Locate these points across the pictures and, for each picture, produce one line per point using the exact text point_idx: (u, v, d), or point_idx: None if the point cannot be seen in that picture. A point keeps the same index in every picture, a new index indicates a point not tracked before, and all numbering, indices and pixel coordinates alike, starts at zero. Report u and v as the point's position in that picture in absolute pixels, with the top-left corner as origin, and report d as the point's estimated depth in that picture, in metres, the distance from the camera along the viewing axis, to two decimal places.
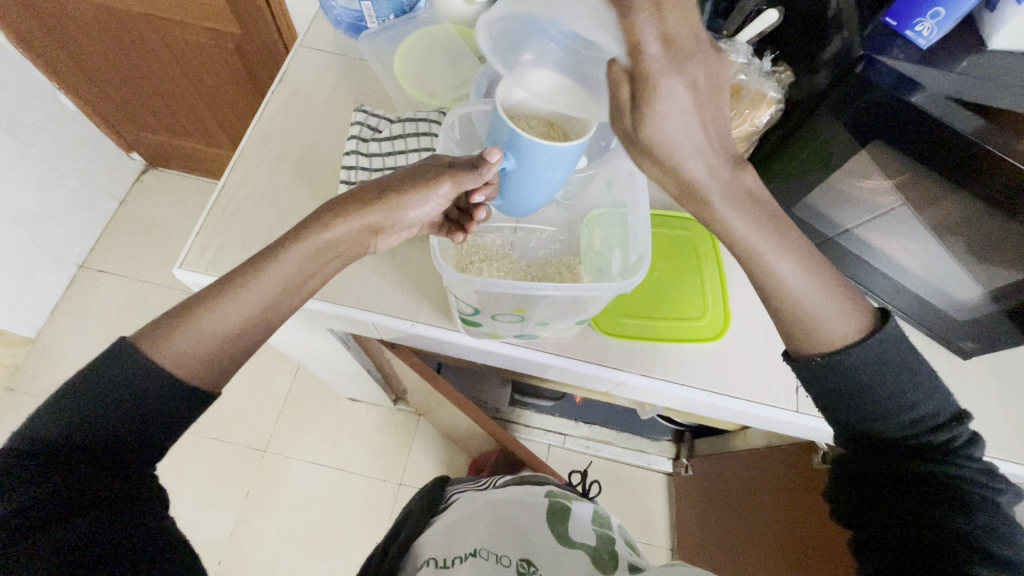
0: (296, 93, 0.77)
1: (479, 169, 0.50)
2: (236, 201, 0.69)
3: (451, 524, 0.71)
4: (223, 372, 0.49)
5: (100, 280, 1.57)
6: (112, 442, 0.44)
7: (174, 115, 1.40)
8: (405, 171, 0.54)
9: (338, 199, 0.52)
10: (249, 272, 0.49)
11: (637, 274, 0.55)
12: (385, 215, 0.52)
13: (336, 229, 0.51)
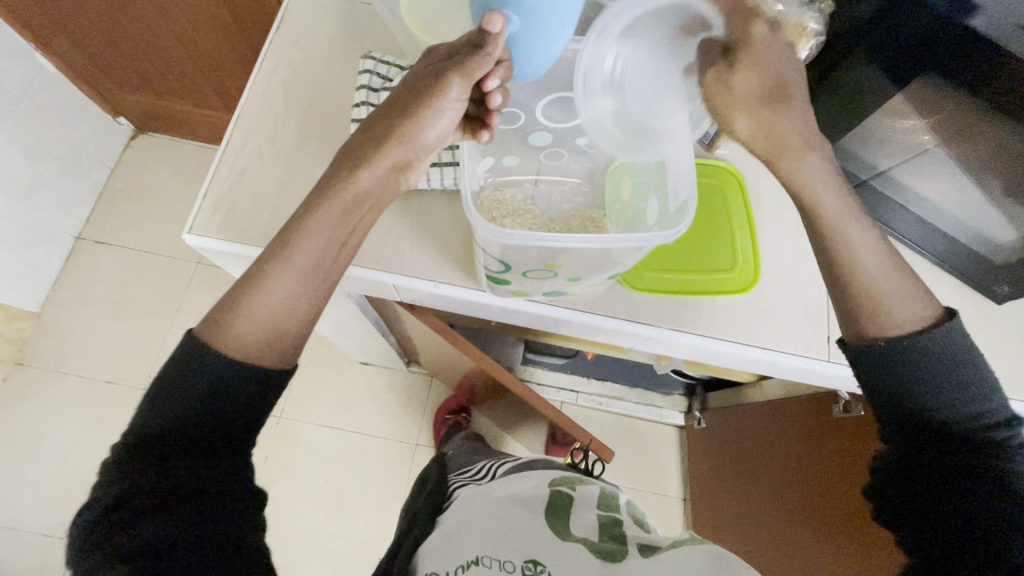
0: (296, 41, 0.71)
1: (484, 48, 0.44)
2: (244, 161, 0.65)
3: (456, 526, 0.71)
4: (290, 348, 0.49)
5: (99, 251, 1.53)
6: (205, 438, 0.46)
7: (162, 76, 1.33)
8: (407, 91, 0.49)
9: (353, 143, 0.50)
10: (285, 249, 0.48)
11: (683, 219, 0.52)
12: (404, 145, 0.49)
13: (359, 178, 0.49)
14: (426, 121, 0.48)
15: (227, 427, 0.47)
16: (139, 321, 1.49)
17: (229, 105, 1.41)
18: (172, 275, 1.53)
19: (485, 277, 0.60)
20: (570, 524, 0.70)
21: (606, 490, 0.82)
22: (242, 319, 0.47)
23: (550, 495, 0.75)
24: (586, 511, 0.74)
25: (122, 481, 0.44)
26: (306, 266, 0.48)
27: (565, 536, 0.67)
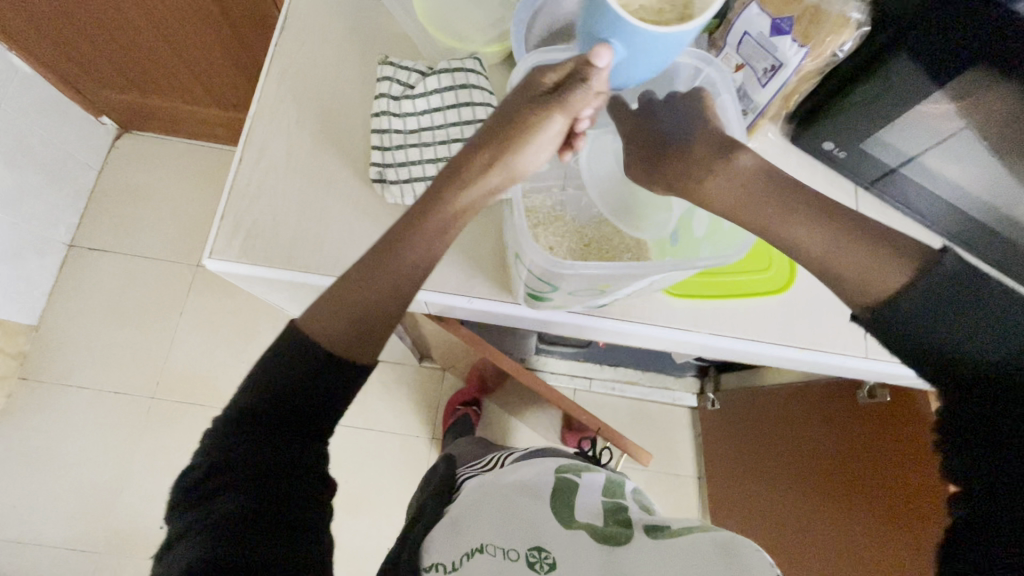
0: (302, 42, 0.67)
1: (588, 81, 0.44)
2: (261, 178, 0.62)
3: (461, 512, 0.70)
4: (374, 341, 0.47)
5: (93, 258, 1.49)
6: (292, 422, 0.48)
7: (147, 74, 1.26)
8: (515, 108, 0.46)
9: (450, 166, 0.48)
10: (390, 251, 0.47)
11: (741, 239, 0.53)
12: (507, 174, 0.48)
13: (467, 195, 0.47)
14: (531, 155, 0.47)
15: (309, 418, 0.49)
16: (141, 328, 1.45)
17: (220, 102, 1.36)
18: (171, 280, 1.49)
19: (524, 293, 0.58)
20: (574, 511, 0.70)
21: (610, 475, 0.82)
22: (350, 341, 0.47)
23: (555, 482, 0.75)
24: (591, 497, 0.74)
25: (223, 446, 0.48)
26: (402, 283, 0.47)
27: (569, 525, 0.67)
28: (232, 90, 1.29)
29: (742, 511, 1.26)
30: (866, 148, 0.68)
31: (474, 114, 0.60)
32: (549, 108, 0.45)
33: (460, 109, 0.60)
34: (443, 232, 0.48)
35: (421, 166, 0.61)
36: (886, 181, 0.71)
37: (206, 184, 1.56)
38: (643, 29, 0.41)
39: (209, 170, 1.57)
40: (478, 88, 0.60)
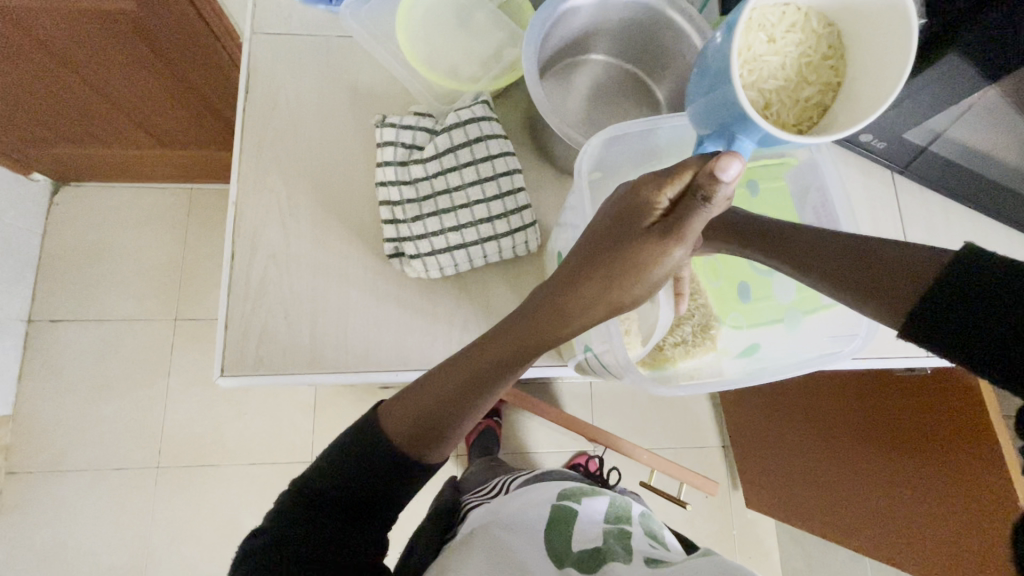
0: (277, 105, 0.58)
1: (711, 201, 0.32)
2: (260, 273, 0.55)
3: (444, 558, 0.54)
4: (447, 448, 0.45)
5: (59, 330, 1.36)
6: (353, 497, 0.45)
7: (76, 126, 1.11)
8: (614, 230, 0.36)
9: (542, 303, 0.39)
10: (470, 383, 0.41)
11: (851, 324, 0.52)
12: (611, 312, 0.38)
13: (559, 333, 0.39)
14: (642, 289, 0.37)
15: (370, 494, 0.45)
16: (128, 397, 1.35)
17: (163, 142, 1.21)
18: (150, 341, 1.38)
19: (580, 357, 0.54)
20: (568, 543, 0.53)
21: (614, 500, 0.64)
22: (437, 442, 0.43)
23: (547, 512, 0.58)
24: (590, 523, 0.58)
25: (284, 517, 0.45)
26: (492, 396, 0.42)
27: (561, 561, 0.50)
28: (173, 126, 1.15)
29: (778, 487, 1.25)
30: (900, 133, 0.64)
31: (494, 168, 0.54)
32: (663, 237, 0.35)
33: (476, 166, 0.54)
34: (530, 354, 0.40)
35: (443, 236, 0.54)
36: (918, 161, 0.67)
37: (165, 229, 1.42)
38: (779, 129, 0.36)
39: (165, 213, 1.43)
40: (493, 138, 0.54)
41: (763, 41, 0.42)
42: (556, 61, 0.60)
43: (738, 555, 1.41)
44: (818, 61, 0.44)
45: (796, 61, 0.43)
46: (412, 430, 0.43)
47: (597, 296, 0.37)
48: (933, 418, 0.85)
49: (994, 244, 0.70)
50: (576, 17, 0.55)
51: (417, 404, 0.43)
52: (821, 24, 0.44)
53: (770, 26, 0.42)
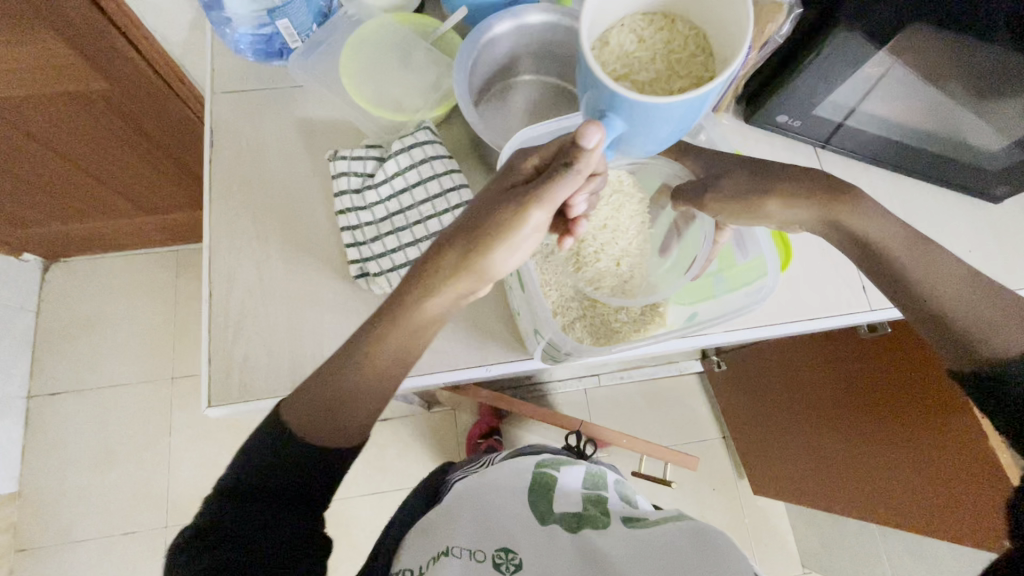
0: (240, 154, 0.64)
1: (573, 163, 0.39)
2: (238, 306, 0.59)
3: (434, 515, 0.60)
4: (340, 434, 0.46)
5: (60, 402, 1.38)
6: (270, 485, 0.45)
7: (63, 204, 1.17)
8: (486, 196, 0.44)
9: (417, 265, 0.45)
10: (362, 353, 0.45)
11: (762, 278, 0.58)
12: (477, 273, 0.44)
13: (433, 293, 0.44)
14: (501, 249, 0.43)
15: (286, 480, 0.45)
16: (132, 460, 1.36)
17: (147, 209, 1.27)
18: (150, 402, 1.40)
19: (541, 350, 0.59)
20: (551, 506, 0.63)
21: (592, 469, 0.73)
22: (335, 423, 0.45)
23: (532, 479, 0.67)
24: (571, 490, 0.67)
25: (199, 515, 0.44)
26: (390, 372, 0.46)
27: (545, 520, 0.60)
28: (154, 192, 1.21)
29: (778, 467, 1.27)
30: (816, 112, 0.70)
31: (441, 184, 0.59)
32: (523, 197, 0.41)
33: (424, 185, 0.59)
34: (418, 322, 0.46)
35: (402, 252, 0.59)
36: (837, 135, 0.73)
37: (156, 293, 1.47)
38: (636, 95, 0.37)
39: (155, 277, 1.47)
40: (437, 158, 0.60)
41: (633, 40, 0.46)
42: (489, 86, 0.67)
43: (752, 545, 1.41)
44: (686, 57, 0.46)
45: (665, 58, 0.47)
46: (313, 409, 0.45)
47: (463, 250, 0.43)
48: (902, 376, 0.89)
49: (921, 199, 0.75)
50: (498, 45, 0.62)
51: (314, 392, 0.45)
52: (690, 27, 0.47)
53: (639, 28, 0.46)
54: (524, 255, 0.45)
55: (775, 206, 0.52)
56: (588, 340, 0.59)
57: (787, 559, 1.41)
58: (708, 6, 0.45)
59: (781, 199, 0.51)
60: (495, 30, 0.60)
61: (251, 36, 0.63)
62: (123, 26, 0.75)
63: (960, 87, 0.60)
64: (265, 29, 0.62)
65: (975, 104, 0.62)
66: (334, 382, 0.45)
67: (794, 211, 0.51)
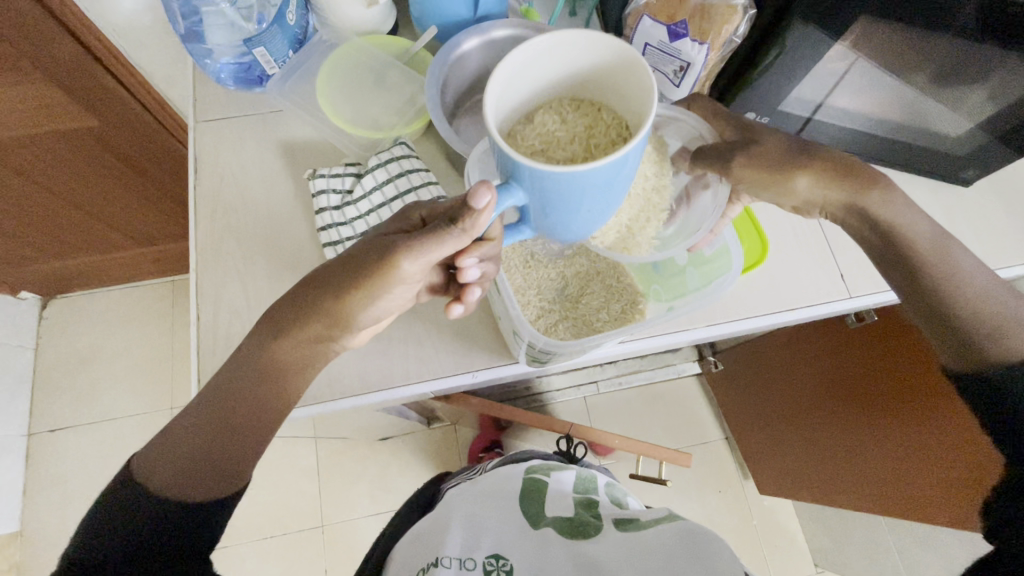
0: (223, 178, 0.66)
1: (456, 224, 0.42)
2: (226, 327, 0.60)
3: (424, 526, 0.63)
4: (216, 479, 0.45)
5: (59, 438, 1.37)
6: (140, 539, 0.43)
7: (58, 240, 1.19)
8: (373, 239, 0.46)
9: (295, 296, 0.47)
10: (240, 392, 0.46)
11: (729, 268, 0.59)
12: (345, 314, 0.46)
13: (301, 329, 0.46)
14: (370, 295, 0.45)
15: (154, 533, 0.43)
16: None
17: (142, 240, 1.29)
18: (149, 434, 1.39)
19: (525, 353, 0.59)
20: (543, 509, 0.66)
21: (582, 473, 0.76)
22: (210, 469, 0.44)
23: (522, 484, 0.70)
24: (562, 496, 0.70)
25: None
26: (243, 444, 0.46)
27: (537, 525, 0.63)
28: (149, 224, 1.23)
29: (779, 464, 1.26)
30: (785, 111, 0.71)
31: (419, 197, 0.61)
32: (401, 244, 0.44)
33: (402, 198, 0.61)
34: (271, 376, 0.46)
35: None
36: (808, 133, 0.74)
37: (153, 324, 1.48)
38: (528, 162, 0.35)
39: (152, 309, 1.49)
40: (413, 172, 0.62)
41: (555, 119, 0.44)
42: (464, 99, 0.68)
43: (763, 546, 1.40)
44: (604, 141, 0.43)
45: (584, 142, 0.44)
46: (175, 462, 0.44)
47: (328, 293, 0.46)
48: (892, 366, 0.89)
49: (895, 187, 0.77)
50: (468, 61, 0.65)
51: (181, 440, 0.45)
52: (615, 116, 0.44)
53: (562, 114, 0.45)
54: (388, 304, 0.48)
55: (806, 184, 0.50)
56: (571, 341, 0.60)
57: (800, 559, 1.39)
58: (626, 94, 0.42)
59: (810, 178, 0.50)
60: (464, 46, 0.63)
61: (233, 65, 0.65)
62: (108, 63, 0.78)
63: (917, 74, 0.62)
64: (245, 58, 0.64)
65: (935, 90, 0.64)
66: (187, 440, 0.44)
67: (822, 192, 0.51)
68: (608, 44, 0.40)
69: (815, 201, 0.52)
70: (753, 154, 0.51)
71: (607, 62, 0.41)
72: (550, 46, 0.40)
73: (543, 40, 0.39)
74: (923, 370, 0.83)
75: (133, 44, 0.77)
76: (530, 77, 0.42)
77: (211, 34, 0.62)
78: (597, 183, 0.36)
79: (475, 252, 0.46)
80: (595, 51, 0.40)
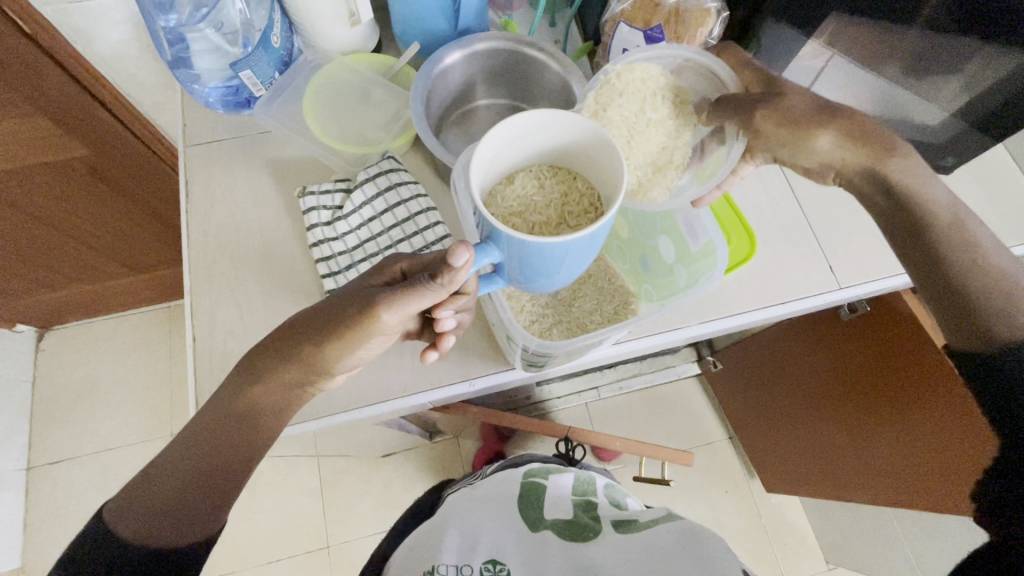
0: (214, 200, 0.67)
1: (433, 280, 0.45)
2: (222, 346, 0.60)
3: (420, 537, 0.63)
4: (193, 521, 0.44)
5: (59, 471, 1.36)
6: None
7: (52, 271, 1.19)
8: (350, 290, 0.49)
9: (275, 339, 0.49)
10: (226, 431, 0.46)
11: (715, 264, 0.58)
12: (318, 364, 0.48)
13: (276, 376, 0.48)
14: (345, 346, 0.47)
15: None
16: None
17: (135, 268, 1.29)
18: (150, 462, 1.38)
19: (521, 359, 0.60)
20: (541, 514, 0.67)
21: (580, 475, 0.77)
22: (189, 511, 0.44)
23: (521, 488, 0.71)
24: (560, 499, 0.71)
25: None
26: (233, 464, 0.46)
27: (536, 528, 0.64)
28: (142, 251, 1.23)
29: (784, 460, 1.26)
30: None
31: (408, 210, 0.62)
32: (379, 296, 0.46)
33: (392, 211, 0.62)
34: (260, 411, 0.48)
35: None
36: None
37: (149, 351, 1.47)
38: (505, 230, 0.39)
39: (148, 337, 1.49)
40: (402, 185, 0.63)
41: (532, 184, 0.49)
42: (450, 113, 0.70)
43: (772, 545, 1.39)
44: (575, 210, 0.48)
45: (559, 208, 0.49)
46: (152, 508, 0.43)
47: (308, 341, 0.47)
48: (887, 356, 0.89)
49: None
50: (451, 74, 0.66)
51: (161, 483, 0.44)
52: (589, 185, 0.49)
53: (540, 179, 0.49)
54: (370, 351, 0.50)
55: (828, 142, 0.51)
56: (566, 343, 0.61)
57: (811, 557, 1.38)
58: (599, 171, 0.47)
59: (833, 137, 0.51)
60: (445, 61, 0.64)
61: (221, 89, 0.66)
62: (97, 92, 0.79)
63: (890, 66, 0.63)
64: (233, 81, 0.65)
65: (909, 82, 0.64)
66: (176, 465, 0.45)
67: (841, 152, 0.51)
68: (589, 128, 0.43)
69: (833, 163, 0.52)
70: (777, 107, 0.52)
71: (584, 140, 0.45)
72: (537, 125, 0.44)
73: (529, 119, 0.43)
74: (919, 358, 0.83)
75: (120, 73, 0.78)
76: (515, 147, 0.46)
77: (198, 59, 0.62)
78: (564, 253, 0.40)
79: (450, 304, 0.50)
80: (575, 131, 0.44)
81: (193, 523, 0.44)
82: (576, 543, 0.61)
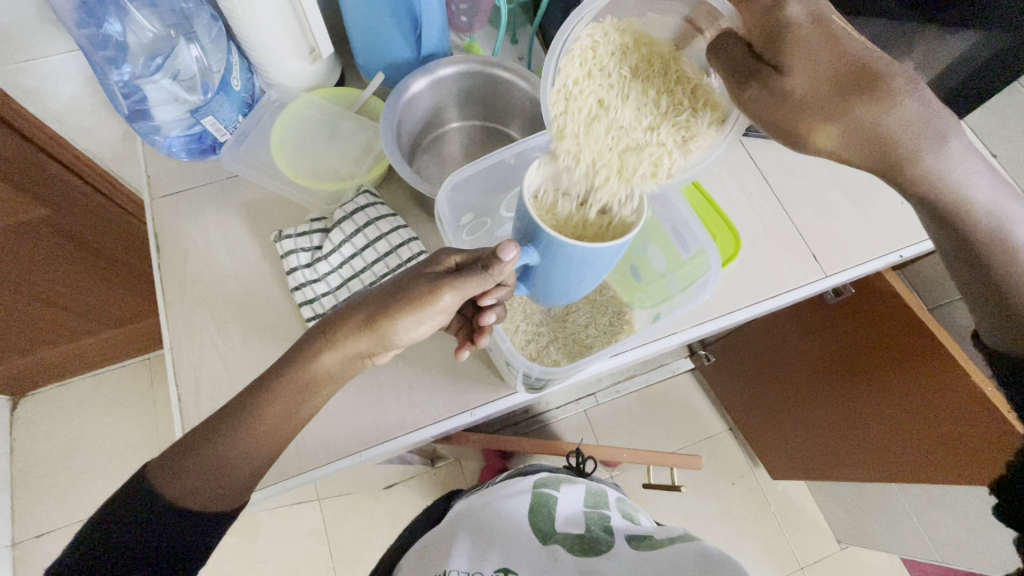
0: (186, 251, 0.64)
1: (489, 270, 0.45)
2: (210, 405, 0.58)
3: (431, 544, 0.63)
4: (228, 486, 0.44)
5: (46, 543, 1.29)
6: (161, 523, 0.42)
7: (24, 335, 1.14)
8: (397, 283, 0.48)
9: (319, 330, 0.47)
10: (244, 433, 0.44)
11: (709, 267, 0.57)
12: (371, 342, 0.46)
13: (322, 362, 0.45)
14: (406, 328, 0.47)
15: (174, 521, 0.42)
16: None
17: (109, 323, 1.25)
18: None
19: (522, 382, 0.59)
20: (552, 526, 0.66)
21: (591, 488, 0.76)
22: (225, 479, 0.44)
23: (531, 500, 0.70)
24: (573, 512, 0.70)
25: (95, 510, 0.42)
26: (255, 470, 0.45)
27: (547, 541, 0.63)
28: (116, 306, 1.19)
29: (785, 447, 1.27)
30: None
31: (390, 243, 0.61)
32: (439, 282, 0.46)
33: (374, 246, 0.61)
34: (286, 412, 0.45)
35: None
36: None
37: (133, 408, 1.42)
38: (557, 235, 0.44)
39: (130, 392, 1.44)
40: (381, 219, 0.62)
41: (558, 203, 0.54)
42: (421, 140, 0.70)
43: (783, 530, 1.39)
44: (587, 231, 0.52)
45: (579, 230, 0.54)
46: (196, 469, 0.43)
47: (373, 316, 0.46)
48: (875, 334, 0.90)
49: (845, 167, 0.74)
50: (418, 102, 0.65)
51: (209, 451, 0.43)
52: None
53: None
54: (427, 329, 0.49)
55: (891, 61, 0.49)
56: (564, 359, 0.61)
57: (821, 537, 1.39)
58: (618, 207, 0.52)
59: None
60: (412, 89, 0.63)
61: (183, 138, 0.64)
62: (54, 150, 0.76)
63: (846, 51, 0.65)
64: (194, 130, 0.63)
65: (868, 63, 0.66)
66: (192, 485, 0.43)
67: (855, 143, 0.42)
68: None
69: None
70: None
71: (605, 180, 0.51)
72: None
73: None
74: (909, 333, 0.84)
75: (76, 129, 0.76)
76: None
77: (156, 111, 0.60)
78: (599, 258, 0.46)
79: (494, 295, 0.50)
80: None
81: (226, 489, 0.44)
82: (590, 559, 0.60)
